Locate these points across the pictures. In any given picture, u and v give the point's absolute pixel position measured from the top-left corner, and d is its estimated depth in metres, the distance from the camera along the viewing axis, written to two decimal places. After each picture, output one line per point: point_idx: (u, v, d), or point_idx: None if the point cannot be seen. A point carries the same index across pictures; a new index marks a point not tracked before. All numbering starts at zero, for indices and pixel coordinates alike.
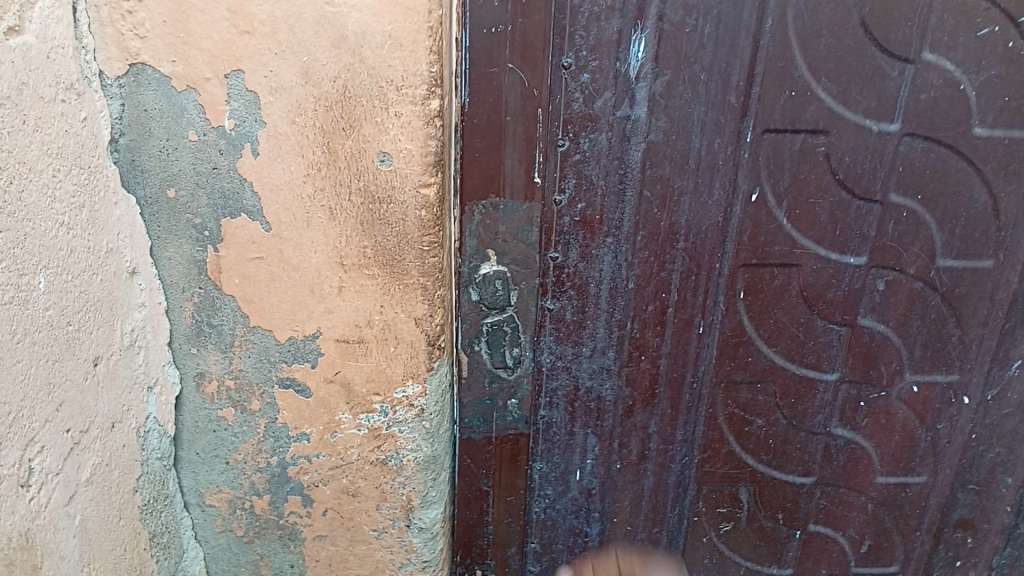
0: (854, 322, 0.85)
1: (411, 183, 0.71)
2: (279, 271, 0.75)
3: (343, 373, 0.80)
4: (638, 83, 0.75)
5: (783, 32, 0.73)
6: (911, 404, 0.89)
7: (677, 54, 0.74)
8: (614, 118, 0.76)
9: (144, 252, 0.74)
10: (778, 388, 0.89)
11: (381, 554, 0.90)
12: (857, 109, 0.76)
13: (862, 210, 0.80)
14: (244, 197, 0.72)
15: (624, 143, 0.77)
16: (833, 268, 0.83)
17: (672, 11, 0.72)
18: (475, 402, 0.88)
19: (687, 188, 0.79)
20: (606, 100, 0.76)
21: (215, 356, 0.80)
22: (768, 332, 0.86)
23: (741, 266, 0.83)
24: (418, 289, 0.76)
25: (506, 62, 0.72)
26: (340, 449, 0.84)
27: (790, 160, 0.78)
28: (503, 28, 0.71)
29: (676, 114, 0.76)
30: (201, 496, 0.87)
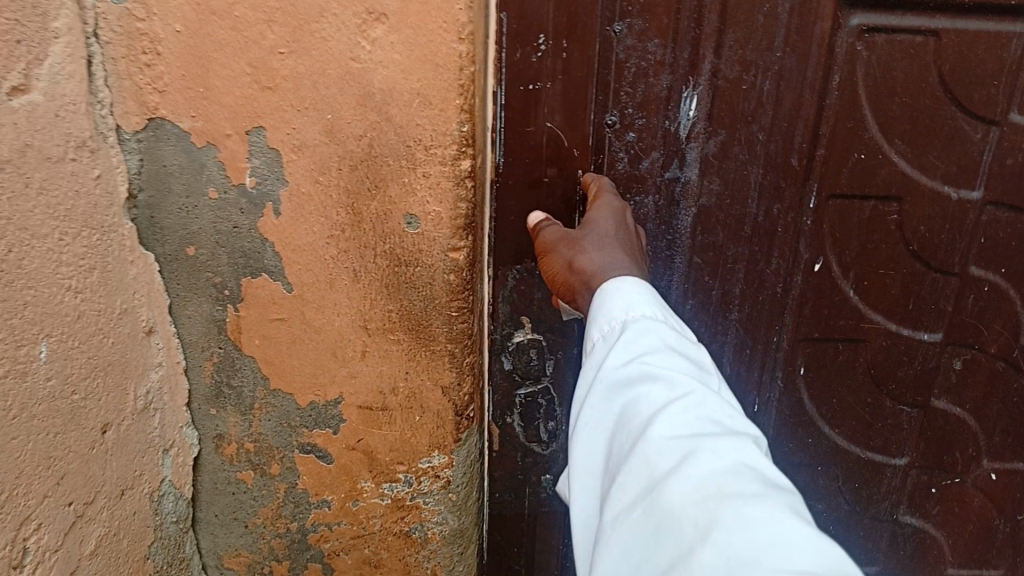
0: (926, 404, 0.90)
1: (440, 246, 0.66)
2: (301, 334, 0.71)
3: (366, 442, 0.75)
4: (689, 143, 0.76)
5: (852, 90, 0.74)
6: (988, 492, 0.95)
7: (733, 113, 0.74)
8: (661, 181, 0.77)
9: (162, 310, 0.71)
10: (840, 471, 0.93)
11: None
12: (935, 174, 0.78)
13: (939, 283, 0.83)
14: (266, 256, 0.68)
15: (671, 208, 0.79)
16: (906, 343, 0.87)
17: (729, 69, 0.72)
18: (506, 475, 0.87)
19: (742, 255, 0.81)
20: (653, 159, 0.76)
21: (235, 419, 0.76)
22: (830, 409, 0.90)
23: (802, 340, 0.86)
24: (446, 357, 0.71)
25: (543, 121, 0.71)
26: (362, 518, 0.80)
27: (859, 227, 0.81)
28: (542, 85, 0.70)
29: (730, 177, 0.77)
30: (219, 558, 0.83)
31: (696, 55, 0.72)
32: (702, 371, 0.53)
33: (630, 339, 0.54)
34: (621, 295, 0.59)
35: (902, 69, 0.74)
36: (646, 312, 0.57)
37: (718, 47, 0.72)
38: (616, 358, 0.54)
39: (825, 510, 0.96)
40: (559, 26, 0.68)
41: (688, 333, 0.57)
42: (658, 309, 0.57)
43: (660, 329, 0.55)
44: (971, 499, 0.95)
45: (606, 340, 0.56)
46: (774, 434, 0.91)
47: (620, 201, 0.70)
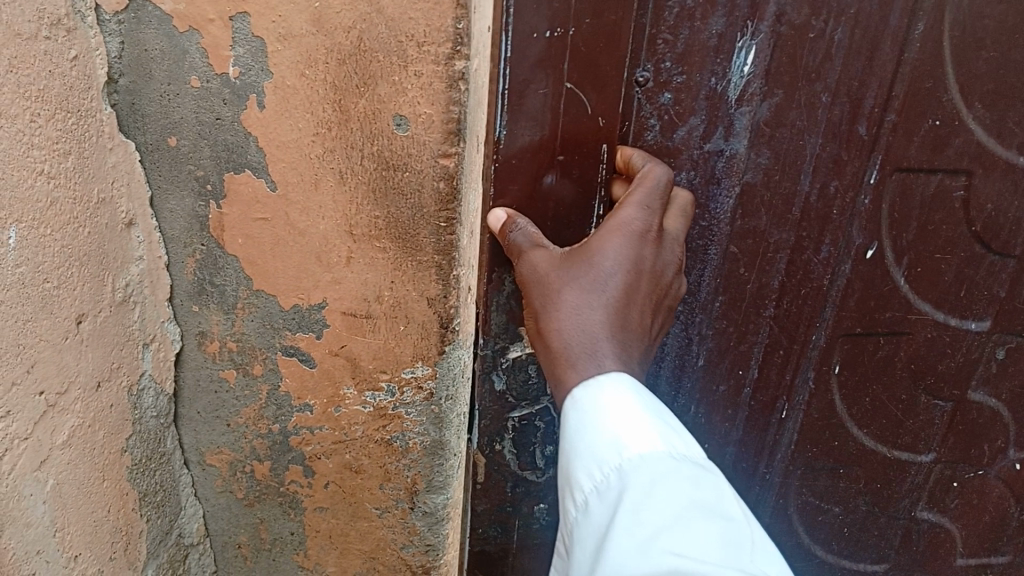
0: (962, 396, 0.92)
1: (431, 152, 0.63)
2: (284, 235, 0.69)
3: (350, 348, 0.74)
4: (739, 106, 0.72)
5: (935, 41, 0.70)
6: (1009, 482, 0.99)
7: (794, 69, 0.71)
8: (701, 152, 0.74)
9: (143, 202, 0.69)
10: (863, 470, 0.97)
11: (383, 533, 0.85)
12: (1011, 144, 0.76)
13: (997, 265, 0.83)
14: (249, 151, 0.65)
15: (710, 187, 0.76)
16: (953, 332, 0.87)
17: (795, 12, 0.68)
18: (493, 509, 0.88)
19: (783, 242, 0.80)
20: (690, 126, 0.72)
21: (217, 317, 0.75)
22: (861, 409, 0.92)
23: (841, 335, 0.86)
24: (433, 268, 0.69)
25: (563, 83, 0.65)
26: (344, 424, 0.79)
27: (921, 205, 0.79)
28: (559, 33, 0.63)
29: (782, 148, 0.75)
30: (201, 455, 0.83)
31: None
32: (723, 527, 0.50)
33: (637, 509, 0.50)
34: (621, 424, 0.55)
35: (996, 18, 0.70)
36: (648, 452, 0.53)
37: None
38: (623, 535, 0.49)
39: (842, 513, 1.00)
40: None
41: (697, 460, 0.54)
42: (660, 442, 0.54)
43: (671, 482, 0.51)
44: (991, 490, 1.00)
45: (610, 500, 0.53)
46: (798, 439, 0.94)
47: (636, 219, 0.63)
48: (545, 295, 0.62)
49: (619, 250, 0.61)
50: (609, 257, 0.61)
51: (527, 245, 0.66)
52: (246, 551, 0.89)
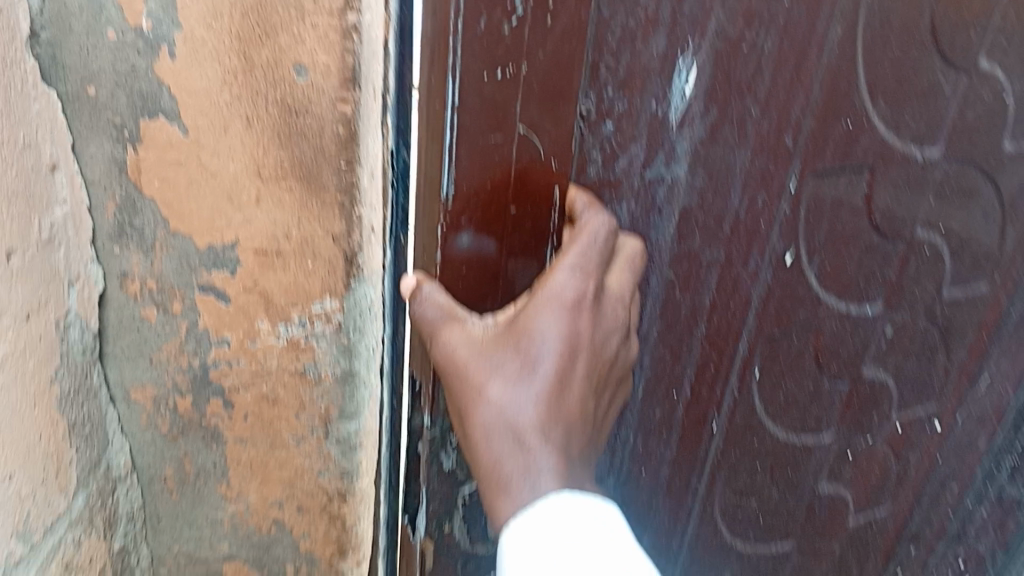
0: (858, 373, 1.09)
1: (328, 97, 0.70)
2: (197, 177, 0.76)
3: (262, 284, 0.81)
4: (682, 126, 0.85)
5: (851, 41, 0.82)
6: (891, 443, 1.15)
7: (731, 79, 0.82)
8: (642, 178, 0.87)
9: (66, 148, 0.75)
10: (780, 449, 1.17)
11: (301, 461, 0.92)
12: (907, 138, 0.89)
13: (889, 249, 0.98)
14: (162, 100, 0.72)
15: (651, 214, 0.90)
16: (851, 320, 1.04)
17: (731, 28, 0.79)
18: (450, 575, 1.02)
19: (714, 258, 0.96)
20: (629, 156, 0.84)
21: (137, 257, 0.81)
22: (778, 401, 1.12)
23: (761, 338, 1.05)
24: (336, 207, 0.76)
25: (515, 127, 0.73)
26: (259, 357, 0.86)
27: (830, 206, 0.94)
28: (510, 70, 0.70)
29: (713, 164, 0.89)
30: (126, 391, 0.89)
31: (702, 10, 0.77)
32: None
33: None
34: None
35: (900, 18, 0.80)
36: None
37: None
38: None
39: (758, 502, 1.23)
40: None
41: None
42: None
43: None
44: (876, 453, 1.17)
45: None
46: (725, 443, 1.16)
47: (565, 292, 0.76)
48: (464, 379, 0.75)
49: (547, 340, 0.75)
50: (536, 346, 0.75)
51: (443, 318, 0.76)
52: (171, 484, 0.95)
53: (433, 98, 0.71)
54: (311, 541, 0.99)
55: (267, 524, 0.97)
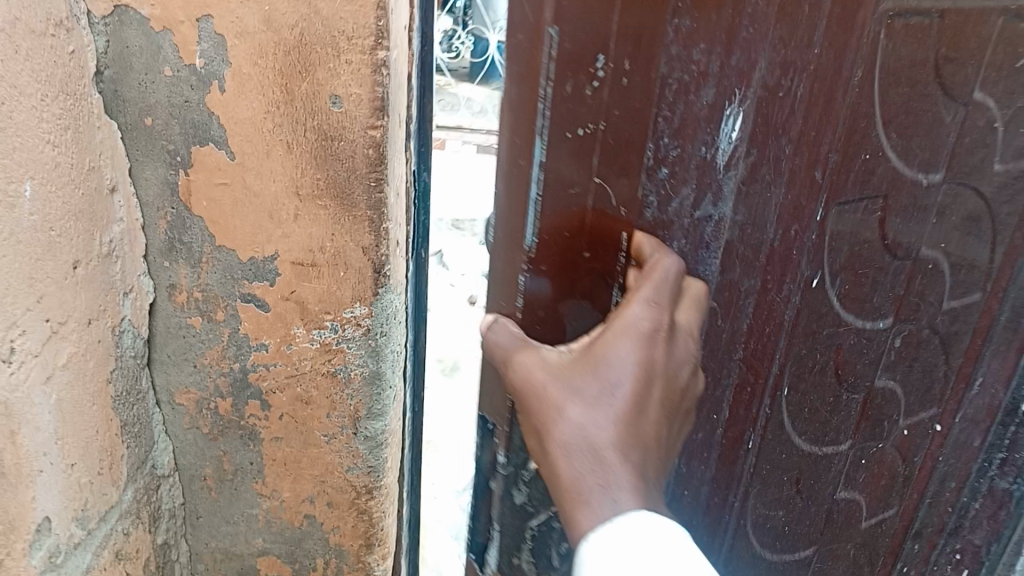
0: None
1: (359, 123, 0.80)
2: (241, 197, 0.85)
3: (298, 293, 0.90)
4: (728, 167, 0.82)
5: (919, 62, 0.81)
6: None
7: (767, 120, 0.79)
8: (692, 219, 0.85)
9: (124, 172, 0.84)
10: None
11: (330, 458, 1.00)
12: None
13: None
14: (212, 128, 0.81)
15: (698, 250, 0.88)
16: None
17: (770, 74, 0.76)
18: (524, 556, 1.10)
19: (753, 289, 0.90)
20: (684, 198, 0.84)
21: (185, 270, 0.90)
22: None
23: (790, 356, 0.94)
24: (366, 221, 0.85)
25: (592, 177, 0.84)
26: (294, 359, 0.94)
27: None
28: (590, 129, 0.81)
29: (755, 200, 0.84)
30: (171, 394, 0.97)
31: (748, 61, 0.76)
32: None
33: None
34: None
35: None
36: None
37: (767, 43, 0.75)
38: None
39: None
40: (621, 53, 0.77)
41: None
42: None
43: None
44: None
45: None
46: None
47: (641, 323, 0.78)
48: (538, 398, 0.78)
49: (622, 361, 0.76)
50: (610, 370, 0.76)
51: (515, 346, 0.85)
52: (210, 482, 1.03)
53: (516, 161, 0.87)
54: (340, 534, 1.06)
55: (299, 519, 1.05)
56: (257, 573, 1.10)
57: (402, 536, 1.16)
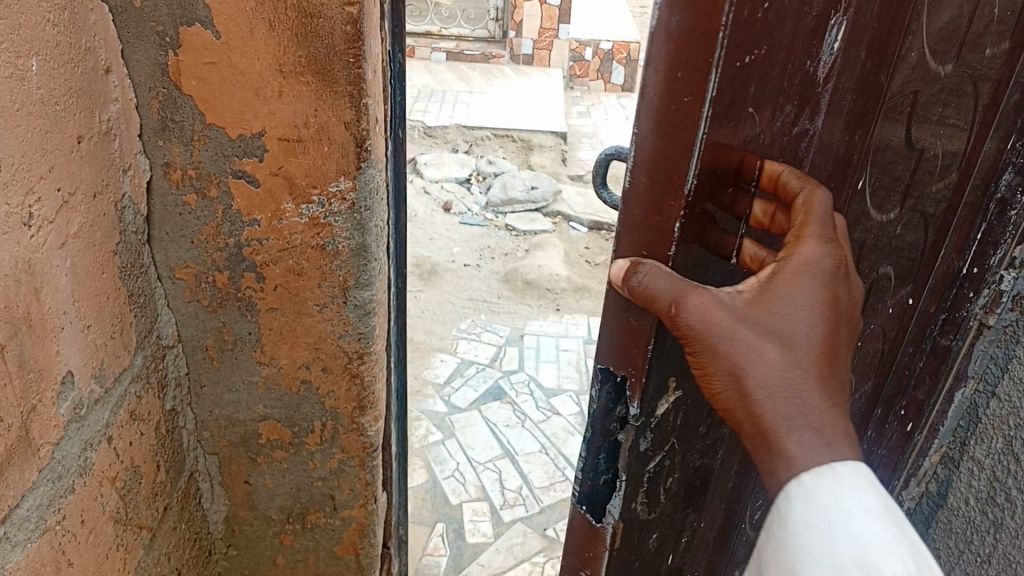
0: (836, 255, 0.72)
1: (338, 0, 0.86)
2: (228, 75, 0.90)
3: (286, 169, 0.96)
4: (823, 86, 0.66)
5: None
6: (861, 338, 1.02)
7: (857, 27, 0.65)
8: (790, 139, 0.66)
9: (116, 54, 0.88)
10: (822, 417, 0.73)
11: (323, 326, 1.08)
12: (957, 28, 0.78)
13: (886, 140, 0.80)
14: (198, 8, 0.87)
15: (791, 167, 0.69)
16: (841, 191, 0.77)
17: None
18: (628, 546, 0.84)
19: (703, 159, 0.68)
20: (786, 117, 0.64)
21: (179, 149, 0.96)
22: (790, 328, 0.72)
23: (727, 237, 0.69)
24: (347, 96, 0.92)
25: (745, 111, 0.60)
26: (285, 234, 1.01)
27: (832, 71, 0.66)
28: (750, 58, 0.57)
29: (835, 111, 0.70)
30: (171, 270, 1.04)
31: None
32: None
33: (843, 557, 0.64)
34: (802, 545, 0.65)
35: None
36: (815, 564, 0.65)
37: None
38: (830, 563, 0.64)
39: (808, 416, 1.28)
40: None
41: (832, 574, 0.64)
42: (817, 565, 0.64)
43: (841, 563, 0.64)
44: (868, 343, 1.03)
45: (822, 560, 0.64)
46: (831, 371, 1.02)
47: (825, 257, 0.64)
48: (727, 357, 0.62)
49: (814, 309, 0.63)
50: (802, 325, 0.63)
51: (677, 282, 0.61)
52: (212, 352, 1.11)
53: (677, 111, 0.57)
54: (335, 398, 1.15)
55: (296, 385, 1.14)
56: (259, 438, 1.19)
57: (391, 402, 1.27)
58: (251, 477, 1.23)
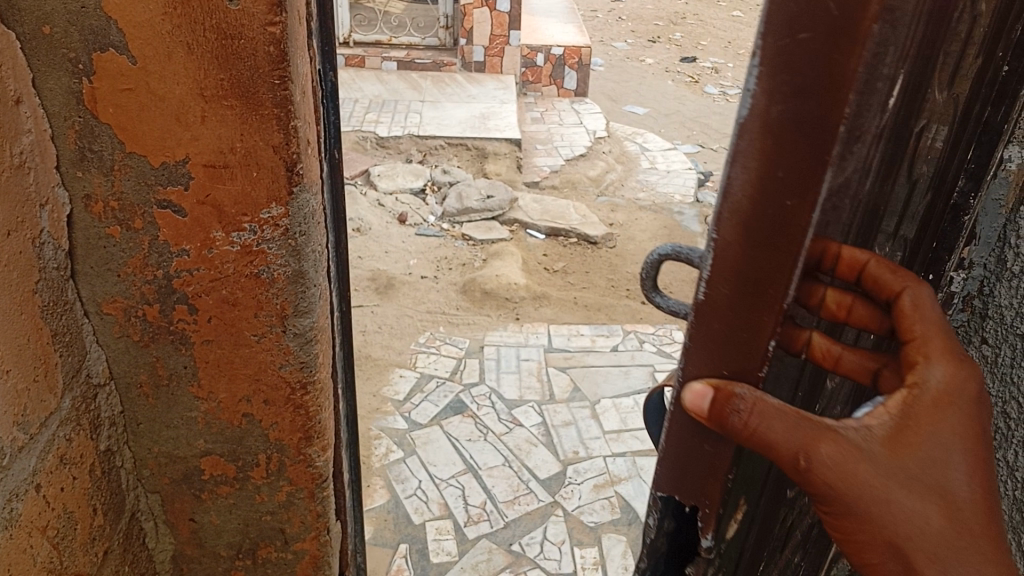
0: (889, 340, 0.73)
1: (259, 21, 0.83)
2: (148, 101, 0.86)
3: (214, 196, 0.92)
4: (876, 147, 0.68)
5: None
6: None
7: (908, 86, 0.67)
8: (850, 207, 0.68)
9: (26, 84, 0.84)
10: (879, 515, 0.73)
11: (263, 356, 1.04)
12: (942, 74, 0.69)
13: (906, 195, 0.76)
14: (111, 33, 0.83)
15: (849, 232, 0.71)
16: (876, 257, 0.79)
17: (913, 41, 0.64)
18: None
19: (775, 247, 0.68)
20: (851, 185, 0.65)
21: (99, 180, 0.91)
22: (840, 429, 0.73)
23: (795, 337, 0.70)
24: (273, 119, 0.89)
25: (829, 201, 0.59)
26: (217, 264, 0.97)
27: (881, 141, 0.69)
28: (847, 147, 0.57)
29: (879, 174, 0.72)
30: (98, 305, 0.99)
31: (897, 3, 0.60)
32: None
33: None
34: None
35: None
36: None
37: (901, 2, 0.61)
38: None
39: None
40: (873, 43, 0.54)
41: None
42: None
43: None
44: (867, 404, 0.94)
45: None
46: None
47: (963, 388, 0.68)
48: (890, 515, 0.67)
49: (960, 458, 0.68)
50: (945, 465, 0.68)
51: (810, 429, 0.64)
52: (147, 388, 1.06)
53: (774, 216, 0.55)
54: (279, 430, 1.11)
55: (238, 419, 1.09)
56: (202, 474, 1.14)
57: (340, 430, 1.23)
58: (196, 514, 1.18)
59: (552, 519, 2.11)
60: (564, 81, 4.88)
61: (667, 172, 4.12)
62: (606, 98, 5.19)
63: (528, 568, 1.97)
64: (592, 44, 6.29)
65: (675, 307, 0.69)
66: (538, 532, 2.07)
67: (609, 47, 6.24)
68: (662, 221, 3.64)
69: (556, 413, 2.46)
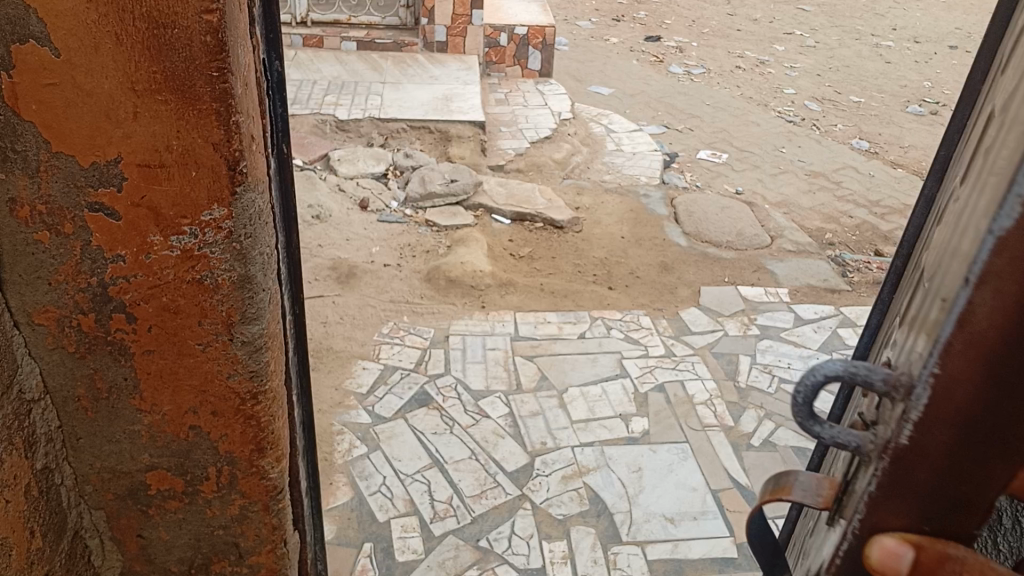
0: None
1: (193, 8, 0.77)
2: (74, 97, 0.80)
3: (149, 198, 0.85)
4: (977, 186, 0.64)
5: None
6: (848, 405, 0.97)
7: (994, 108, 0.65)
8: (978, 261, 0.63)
9: None
10: None
11: (209, 366, 0.98)
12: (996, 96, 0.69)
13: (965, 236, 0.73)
14: (31, 23, 0.76)
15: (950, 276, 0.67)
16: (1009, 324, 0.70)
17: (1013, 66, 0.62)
18: None
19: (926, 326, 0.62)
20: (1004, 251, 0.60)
21: (24, 182, 0.84)
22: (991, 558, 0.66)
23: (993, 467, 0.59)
24: (213, 115, 0.82)
25: None
26: (155, 270, 0.90)
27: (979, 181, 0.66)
28: None
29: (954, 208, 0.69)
30: (29, 315, 0.93)
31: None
32: None
33: None
34: None
35: None
36: None
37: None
38: None
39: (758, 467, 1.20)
40: None
41: None
42: None
43: None
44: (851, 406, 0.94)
45: None
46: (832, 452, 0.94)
47: None
48: None
49: None
50: None
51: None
52: (85, 402, 1.00)
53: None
54: (229, 442, 1.05)
55: (184, 432, 1.03)
56: (148, 489, 1.08)
57: (295, 438, 1.17)
58: (144, 530, 1.12)
59: (520, 513, 2.07)
60: (528, 61, 4.80)
61: (633, 154, 4.07)
62: (570, 79, 5.12)
63: (496, 565, 1.93)
64: (556, 23, 6.20)
65: (840, 438, 0.59)
66: (506, 526, 2.03)
67: (573, 26, 6.16)
68: (628, 204, 3.60)
69: (523, 403, 2.42)
